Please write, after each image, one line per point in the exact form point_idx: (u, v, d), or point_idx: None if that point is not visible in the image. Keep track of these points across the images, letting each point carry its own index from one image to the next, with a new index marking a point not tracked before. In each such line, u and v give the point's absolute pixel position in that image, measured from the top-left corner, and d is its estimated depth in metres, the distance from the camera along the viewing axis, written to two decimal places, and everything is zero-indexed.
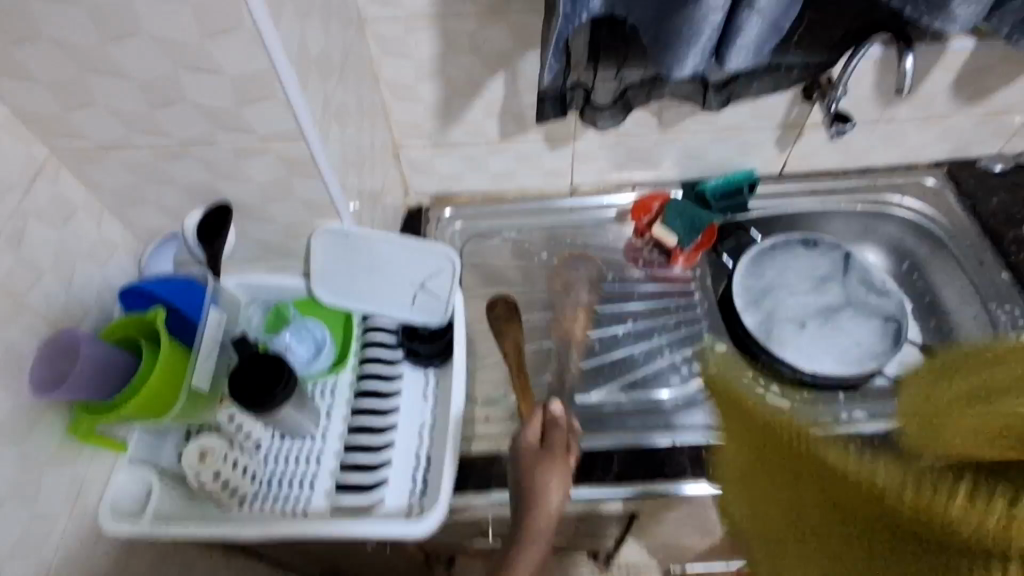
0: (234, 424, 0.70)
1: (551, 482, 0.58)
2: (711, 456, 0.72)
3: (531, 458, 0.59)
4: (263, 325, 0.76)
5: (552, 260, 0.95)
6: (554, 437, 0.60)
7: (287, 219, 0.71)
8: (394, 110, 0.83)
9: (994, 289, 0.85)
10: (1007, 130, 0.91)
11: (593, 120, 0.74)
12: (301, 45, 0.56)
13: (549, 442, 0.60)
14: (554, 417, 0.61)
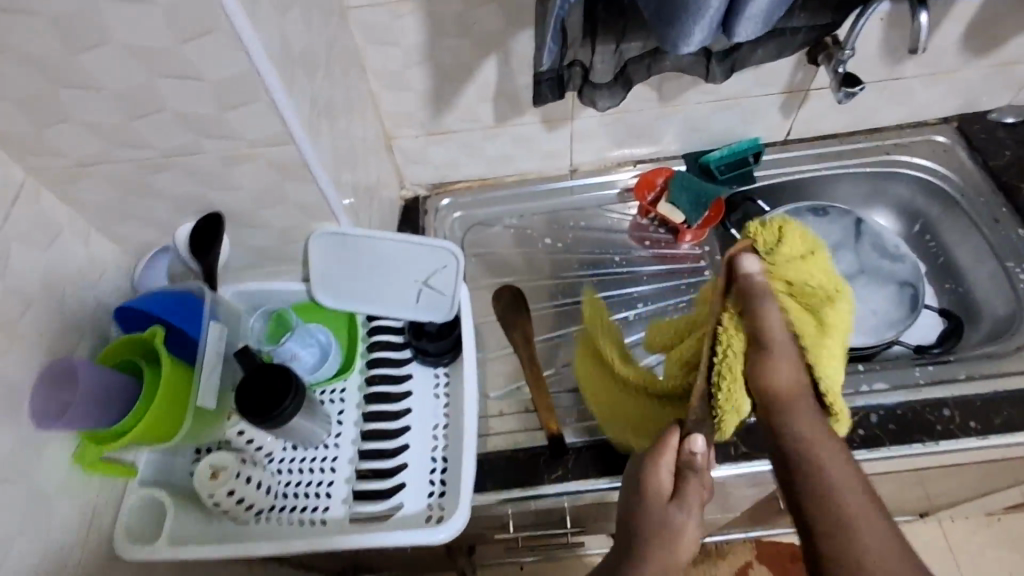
0: (244, 439, 0.70)
1: (688, 534, 0.53)
2: (732, 438, 0.71)
3: (655, 502, 0.54)
4: (265, 333, 0.75)
5: (556, 245, 0.92)
6: (688, 483, 0.54)
7: (282, 224, 0.68)
8: (384, 101, 0.80)
9: (1010, 247, 0.83)
10: (1018, 80, 0.88)
11: (592, 100, 0.71)
12: (283, 42, 0.52)
13: (683, 493, 0.54)
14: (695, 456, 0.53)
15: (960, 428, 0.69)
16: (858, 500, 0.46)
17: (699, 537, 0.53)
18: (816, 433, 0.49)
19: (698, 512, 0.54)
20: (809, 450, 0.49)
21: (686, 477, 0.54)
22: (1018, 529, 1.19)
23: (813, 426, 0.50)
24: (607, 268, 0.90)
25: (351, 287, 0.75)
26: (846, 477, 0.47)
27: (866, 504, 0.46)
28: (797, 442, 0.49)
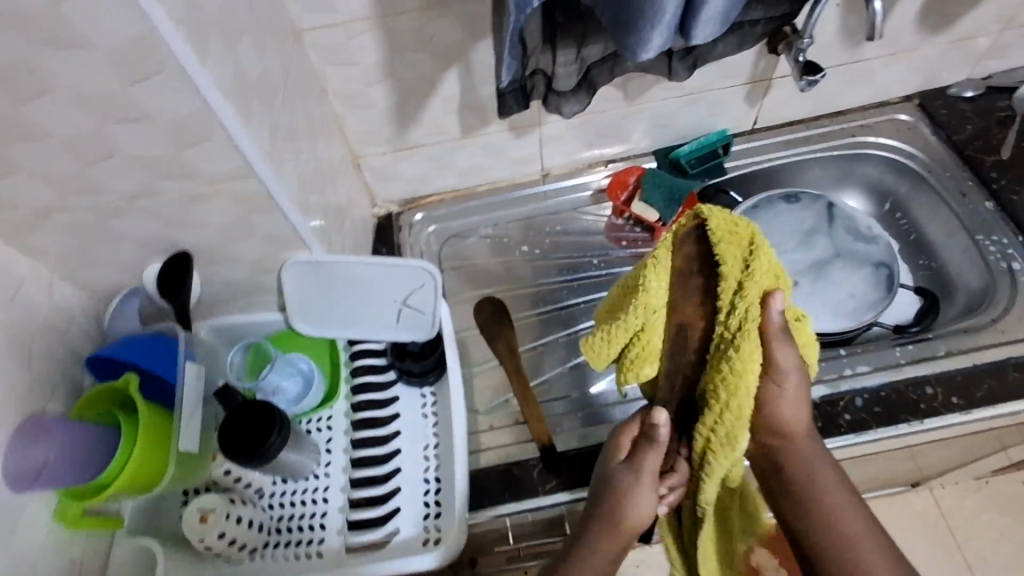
0: (232, 477, 0.67)
1: (640, 503, 0.53)
2: None
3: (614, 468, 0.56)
4: (246, 368, 0.72)
5: (533, 252, 0.92)
6: (645, 453, 0.54)
7: (252, 256, 0.66)
8: (347, 120, 0.79)
9: (979, 219, 0.84)
10: (974, 54, 0.89)
11: (558, 107, 0.70)
12: (237, 75, 0.51)
13: (637, 459, 0.54)
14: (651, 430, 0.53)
15: (943, 405, 0.70)
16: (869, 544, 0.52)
17: (651, 500, 0.53)
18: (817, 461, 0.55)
19: (651, 480, 0.54)
20: (810, 477, 0.55)
21: (641, 447, 0.54)
22: (1009, 491, 1.17)
23: (812, 453, 0.56)
24: (586, 271, 0.90)
25: (330, 312, 0.74)
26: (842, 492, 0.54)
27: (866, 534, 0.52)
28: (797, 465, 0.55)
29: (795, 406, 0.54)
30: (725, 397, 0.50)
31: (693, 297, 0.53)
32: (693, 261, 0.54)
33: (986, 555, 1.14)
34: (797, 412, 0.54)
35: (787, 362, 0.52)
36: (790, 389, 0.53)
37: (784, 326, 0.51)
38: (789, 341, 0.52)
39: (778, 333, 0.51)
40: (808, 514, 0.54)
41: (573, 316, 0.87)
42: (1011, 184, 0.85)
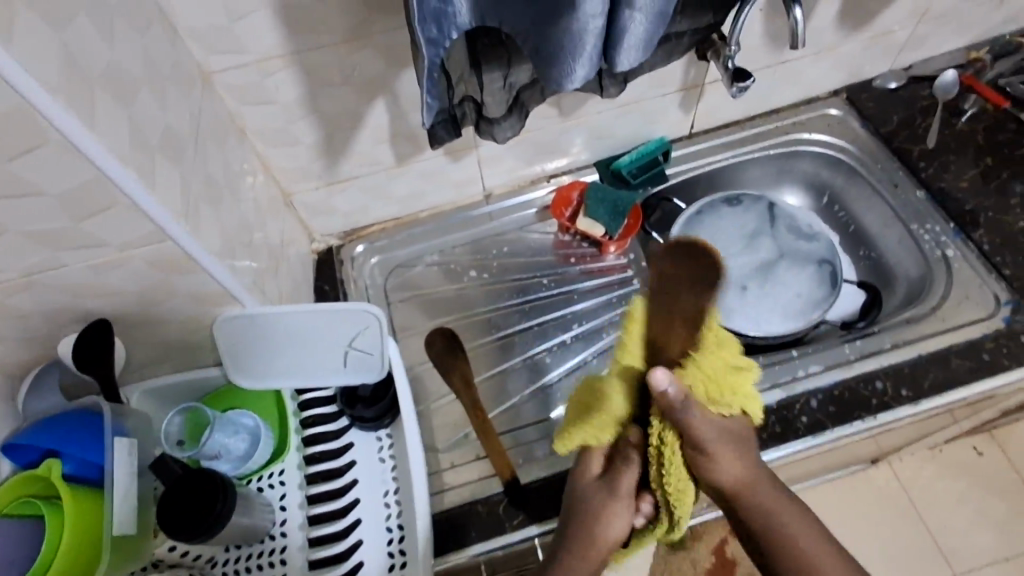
0: (179, 551, 0.66)
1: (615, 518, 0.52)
2: None
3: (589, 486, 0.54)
4: (185, 431, 0.68)
5: (482, 276, 0.90)
6: (620, 473, 0.51)
7: (180, 315, 0.63)
8: (273, 158, 0.75)
9: (912, 209, 0.87)
10: (894, 46, 0.91)
11: (491, 134, 0.68)
12: (135, 134, 0.48)
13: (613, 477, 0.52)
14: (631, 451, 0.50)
15: (894, 399, 0.71)
16: (815, 543, 0.52)
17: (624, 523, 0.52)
18: (777, 499, 0.52)
19: (627, 502, 0.52)
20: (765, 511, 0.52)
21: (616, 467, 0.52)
22: (961, 456, 1.16)
23: (764, 488, 0.52)
24: (537, 292, 0.89)
25: (270, 365, 0.70)
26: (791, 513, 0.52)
27: (815, 538, 0.52)
28: (751, 508, 0.51)
29: (727, 473, 0.48)
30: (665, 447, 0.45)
31: (671, 319, 0.42)
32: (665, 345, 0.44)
33: (948, 524, 1.12)
34: (733, 479, 0.49)
35: (703, 432, 0.44)
36: (720, 454, 0.46)
37: (681, 394, 0.42)
38: (690, 404, 0.43)
39: (678, 407, 0.43)
40: (775, 551, 0.52)
41: (528, 340, 0.86)
42: (939, 172, 0.87)
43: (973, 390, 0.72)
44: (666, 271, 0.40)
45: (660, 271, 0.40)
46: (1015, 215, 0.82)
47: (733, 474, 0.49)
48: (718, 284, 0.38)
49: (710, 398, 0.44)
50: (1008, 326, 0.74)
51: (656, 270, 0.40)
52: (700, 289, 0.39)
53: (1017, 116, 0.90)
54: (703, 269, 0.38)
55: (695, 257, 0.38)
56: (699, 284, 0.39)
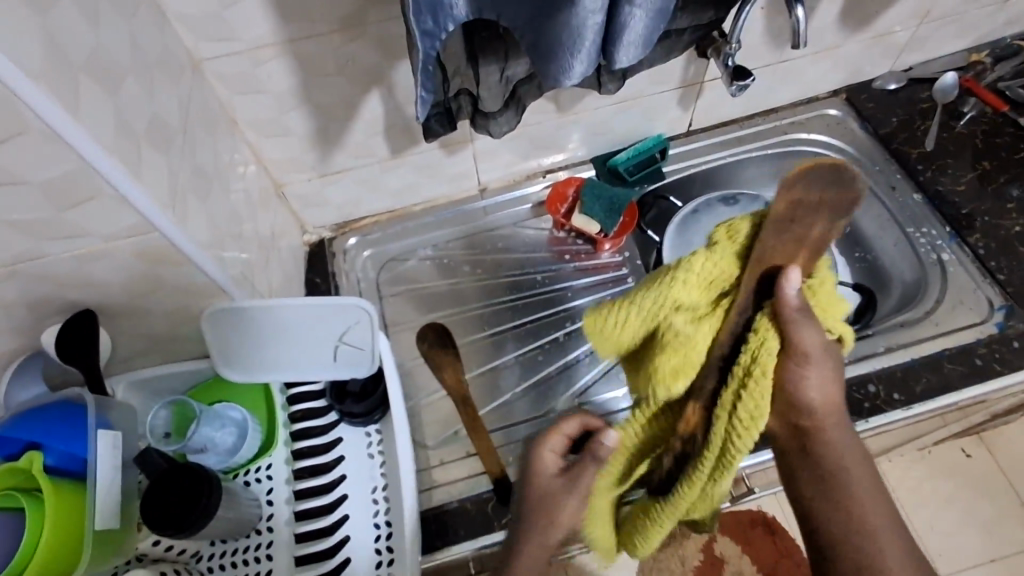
0: (163, 546, 0.65)
1: (565, 511, 0.57)
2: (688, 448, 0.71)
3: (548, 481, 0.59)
4: (171, 424, 0.67)
5: (476, 271, 0.89)
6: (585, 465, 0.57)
7: (168, 306, 0.62)
8: (265, 149, 0.73)
9: (909, 212, 0.86)
10: (895, 48, 0.91)
11: (487, 128, 0.67)
12: (121, 124, 0.47)
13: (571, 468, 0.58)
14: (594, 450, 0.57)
15: (886, 403, 0.71)
16: (873, 499, 0.52)
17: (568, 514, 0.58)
18: (852, 450, 0.52)
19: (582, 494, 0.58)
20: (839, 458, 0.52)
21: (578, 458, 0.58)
22: (949, 457, 1.17)
23: (846, 439, 0.52)
24: (530, 289, 0.88)
25: (261, 357, 0.69)
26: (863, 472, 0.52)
27: (880, 510, 0.52)
28: (828, 456, 0.52)
29: (817, 396, 0.50)
30: (757, 363, 0.48)
31: (786, 241, 0.47)
32: (779, 249, 0.48)
33: (935, 524, 1.13)
34: (821, 404, 0.51)
35: (809, 344, 0.48)
36: (816, 373, 0.49)
37: (802, 302, 0.47)
38: (812, 318, 0.48)
39: (798, 315, 0.47)
40: (834, 503, 0.52)
41: (521, 336, 0.85)
42: (937, 175, 0.87)
43: (965, 395, 0.72)
44: (798, 199, 0.45)
45: (793, 197, 0.45)
46: (1010, 220, 0.82)
47: (824, 400, 0.51)
48: (843, 208, 0.45)
49: (824, 321, 0.50)
50: (1001, 332, 0.74)
51: (788, 194, 0.45)
52: (824, 212, 0.46)
53: (1015, 121, 0.90)
54: (834, 193, 0.45)
55: (838, 180, 0.44)
56: (829, 206, 0.45)
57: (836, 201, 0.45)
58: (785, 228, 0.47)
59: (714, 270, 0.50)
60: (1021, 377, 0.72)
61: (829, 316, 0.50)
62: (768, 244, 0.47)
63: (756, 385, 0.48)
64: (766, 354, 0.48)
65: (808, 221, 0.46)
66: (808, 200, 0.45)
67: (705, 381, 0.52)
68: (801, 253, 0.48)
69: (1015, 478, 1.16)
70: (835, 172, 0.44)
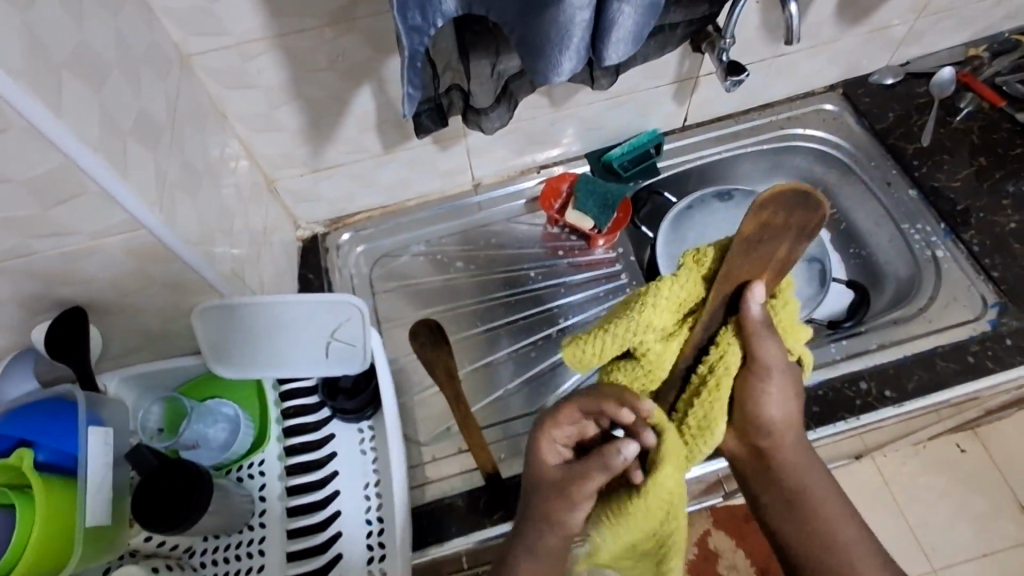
0: (155, 542, 0.66)
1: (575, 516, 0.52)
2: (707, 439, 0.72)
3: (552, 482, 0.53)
4: (164, 419, 0.68)
5: (470, 267, 0.88)
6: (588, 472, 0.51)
7: (159, 303, 0.62)
8: (256, 144, 0.73)
9: (904, 208, 0.86)
10: (892, 42, 0.90)
11: (479, 124, 0.66)
12: (105, 120, 0.46)
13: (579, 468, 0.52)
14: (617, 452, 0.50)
15: (878, 400, 0.71)
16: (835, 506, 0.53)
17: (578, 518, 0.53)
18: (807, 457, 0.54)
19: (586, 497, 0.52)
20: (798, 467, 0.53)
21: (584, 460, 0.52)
22: (944, 452, 1.17)
23: (800, 452, 0.54)
24: (524, 285, 0.88)
25: (252, 352, 0.69)
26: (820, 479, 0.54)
27: (840, 511, 0.53)
28: (783, 467, 0.54)
29: (779, 411, 0.52)
30: (715, 374, 0.51)
31: (754, 262, 0.47)
32: (744, 271, 0.48)
33: (928, 519, 1.13)
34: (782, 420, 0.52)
35: (770, 357, 0.49)
36: (774, 388, 0.51)
37: (765, 316, 0.48)
38: (774, 334, 0.49)
39: (761, 328, 0.48)
40: (798, 516, 0.53)
41: (514, 333, 0.85)
42: (933, 171, 0.87)
43: (957, 392, 0.72)
44: (767, 221, 0.45)
45: (763, 218, 0.45)
46: (1006, 216, 0.82)
47: (785, 416, 0.52)
48: (809, 231, 0.45)
49: (785, 339, 0.51)
50: (994, 329, 0.74)
51: (759, 215, 0.44)
52: (792, 232, 0.45)
53: (1013, 116, 0.89)
54: (801, 217, 0.44)
55: (804, 205, 0.44)
56: (796, 228, 0.45)
57: (807, 222, 0.45)
58: (754, 253, 0.46)
59: (677, 295, 0.49)
60: (1014, 374, 0.72)
61: (791, 334, 0.52)
62: (736, 267, 0.47)
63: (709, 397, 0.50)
64: (730, 367, 0.50)
65: (775, 243, 0.46)
66: (779, 224, 0.45)
67: (669, 390, 0.54)
68: (768, 275, 0.48)
69: (1009, 474, 1.16)
70: (800, 196, 0.43)
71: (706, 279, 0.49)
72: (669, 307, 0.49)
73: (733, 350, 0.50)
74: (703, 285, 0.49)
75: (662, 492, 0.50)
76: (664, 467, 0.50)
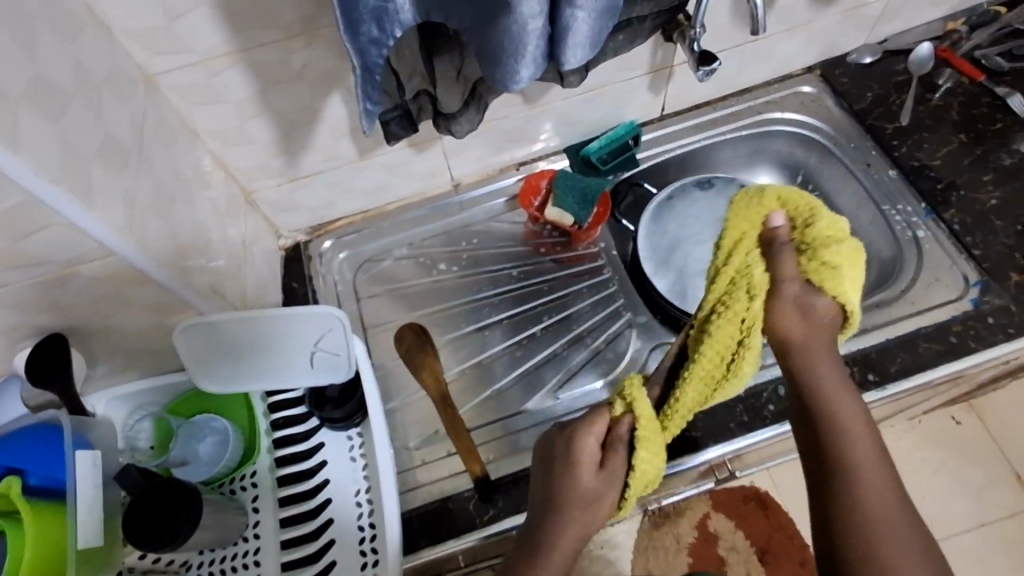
0: (150, 559, 0.66)
1: (608, 506, 0.51)
2: (739, 408, 0.72)
3: (584, 479, 0.51)
4: (154, 437, 0.69)
5: (453, 269, 0.88)
6: (613, 457, 0.50)
7: (138, 325, 0.62)
8: (229, 157, 0.73)
9: (885, 189, 0.86)
10: (868, 20, 0.89)
11: (449, 128, 0.66)
12: (66, 150, 0.46)
13: (606, 464, 0.50)
14: (621, 436, 0.49)
15: (861, 384, 0.72)
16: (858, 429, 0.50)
17: (609, 507, 0.51)
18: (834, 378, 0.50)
19: (615, 483, 0.50)
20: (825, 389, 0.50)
21: (610, 452, 0.50)
22: (940, 425, 1.18)
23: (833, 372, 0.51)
24: (509, 285, 0.88)
25: (236, 368, 0.70)
26: (847, 402, 0.50)
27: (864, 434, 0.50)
28: (812, 388, 0.50)
29: (812, 317, 0.48)
30: (739, 275, 0.49)
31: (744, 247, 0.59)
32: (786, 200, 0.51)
33: (925, 492, 1.14)
34: (811, 322, 0.49)
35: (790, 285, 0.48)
36: (784, 309, 0.48)
37: (782, 280, 0.48)
38: (791, 283, 0.48)
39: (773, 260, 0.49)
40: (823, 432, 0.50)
41: (499, 332, 0.85)
42: (912, 150, 0.86)
43: (942, 372, 0.72)
44: None
45: None
46: (987, 193, 0.81)
47: (801, 333, 0.49)
48: None
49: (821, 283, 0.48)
50: (976, 308, 0.74)
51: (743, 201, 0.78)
52: None
53: (992, 90, 0.89)
54: None
55: None
56: None
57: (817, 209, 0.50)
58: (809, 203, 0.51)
59: (802, 205, 0.50)
60: (997, 353, 0.72)
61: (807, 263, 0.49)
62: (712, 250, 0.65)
63: (741, 276, 0.49)
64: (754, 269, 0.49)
65: None
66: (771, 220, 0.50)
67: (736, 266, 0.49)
68: (805, 225, 0.49)
69: (1004, 444, 1.17)
70: None
71: (806, 213, 0.50)
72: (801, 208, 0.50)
73: (791, 267, 0.48)
74: (805, 214, 0.50)
75: (648, 476, 0.49)
76: (641, 453, 0.48)
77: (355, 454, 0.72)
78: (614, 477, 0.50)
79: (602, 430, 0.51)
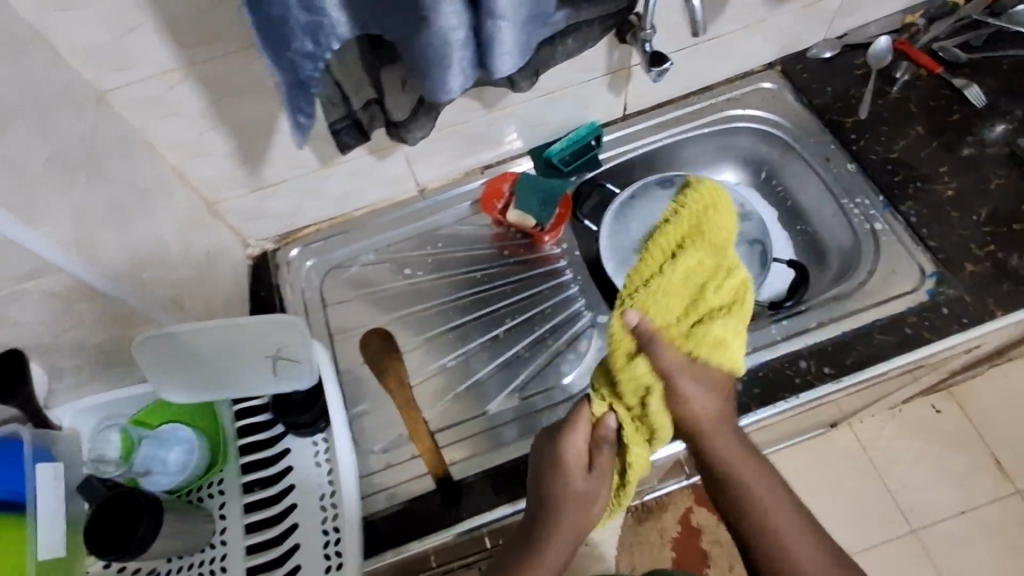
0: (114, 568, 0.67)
1: (598, 504, 0.56)
2: None
3: (573, 474, 0.55)
4: (121, 450, 0.69)
5: (419, 273, 0.89)
6: (600, 454, 0.54)
7: (97, 338, 0.63)
8: (189, 169, 0.74)
9: (845, 183, 0.86)
10: (826, 16, 0.90)
11: (402, 135, 0.66)
12: (7, 170, 0.47)
13: (594, 462, 0.55)
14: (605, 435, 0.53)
15: (817, 377, 0.73)
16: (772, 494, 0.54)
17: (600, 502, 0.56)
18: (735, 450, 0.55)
19: (604, 475, 0.55)
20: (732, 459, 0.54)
21: (597, 450, 0.54)
22: (920, 413, 1.19)
23: (732, 443, 0.55)
24: (474, 288, 0.88)
25: (200, 376, 0.71)
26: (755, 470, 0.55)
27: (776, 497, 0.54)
28: (719, 464, 0.54)
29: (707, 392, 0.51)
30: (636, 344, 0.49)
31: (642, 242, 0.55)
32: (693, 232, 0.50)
33: (906, 480, 1.15)
34: (712, 396, 0.52)
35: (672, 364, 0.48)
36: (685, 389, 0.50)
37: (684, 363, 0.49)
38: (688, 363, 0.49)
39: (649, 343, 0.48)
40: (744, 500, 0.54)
41: (466, 334, 0.86)
42: (871, 143, 0.87)
43: (898, 363, 0.73)
44: None
45: None
46: (944, 184, 0.82)
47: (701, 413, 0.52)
48: None
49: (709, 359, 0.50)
50: (932, 299, 0.75)
51: None
52: None
53: (950, 82, 0.89)
54: None
55: None
56: None
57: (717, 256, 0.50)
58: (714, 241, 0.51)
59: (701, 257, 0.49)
60: (953, 342, 0.73)
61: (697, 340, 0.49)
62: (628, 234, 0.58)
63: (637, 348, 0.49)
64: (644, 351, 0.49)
65: None
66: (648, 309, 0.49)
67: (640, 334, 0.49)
68: (711, 271, 0.50)
69: (984, 431, 1.17)
70: None
71: (704, 265, 0.50)
72: (702, 261, 0.50)
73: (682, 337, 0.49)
74: (704, 266, 0.50)
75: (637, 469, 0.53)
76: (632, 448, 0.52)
77: (319, 458, 0.72)
78: (601, 474, 0.55)
79: (586, 430, 0.55)
